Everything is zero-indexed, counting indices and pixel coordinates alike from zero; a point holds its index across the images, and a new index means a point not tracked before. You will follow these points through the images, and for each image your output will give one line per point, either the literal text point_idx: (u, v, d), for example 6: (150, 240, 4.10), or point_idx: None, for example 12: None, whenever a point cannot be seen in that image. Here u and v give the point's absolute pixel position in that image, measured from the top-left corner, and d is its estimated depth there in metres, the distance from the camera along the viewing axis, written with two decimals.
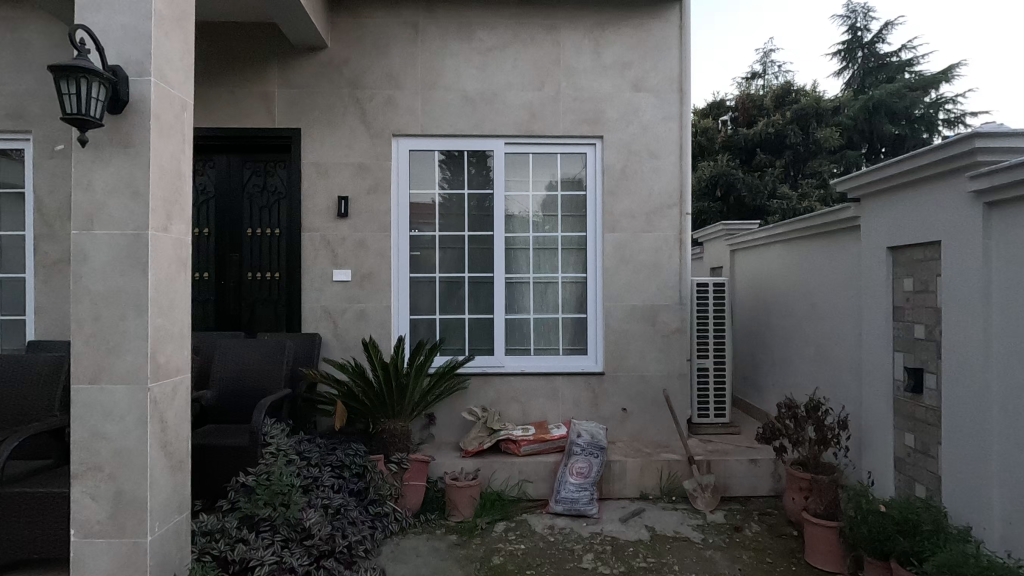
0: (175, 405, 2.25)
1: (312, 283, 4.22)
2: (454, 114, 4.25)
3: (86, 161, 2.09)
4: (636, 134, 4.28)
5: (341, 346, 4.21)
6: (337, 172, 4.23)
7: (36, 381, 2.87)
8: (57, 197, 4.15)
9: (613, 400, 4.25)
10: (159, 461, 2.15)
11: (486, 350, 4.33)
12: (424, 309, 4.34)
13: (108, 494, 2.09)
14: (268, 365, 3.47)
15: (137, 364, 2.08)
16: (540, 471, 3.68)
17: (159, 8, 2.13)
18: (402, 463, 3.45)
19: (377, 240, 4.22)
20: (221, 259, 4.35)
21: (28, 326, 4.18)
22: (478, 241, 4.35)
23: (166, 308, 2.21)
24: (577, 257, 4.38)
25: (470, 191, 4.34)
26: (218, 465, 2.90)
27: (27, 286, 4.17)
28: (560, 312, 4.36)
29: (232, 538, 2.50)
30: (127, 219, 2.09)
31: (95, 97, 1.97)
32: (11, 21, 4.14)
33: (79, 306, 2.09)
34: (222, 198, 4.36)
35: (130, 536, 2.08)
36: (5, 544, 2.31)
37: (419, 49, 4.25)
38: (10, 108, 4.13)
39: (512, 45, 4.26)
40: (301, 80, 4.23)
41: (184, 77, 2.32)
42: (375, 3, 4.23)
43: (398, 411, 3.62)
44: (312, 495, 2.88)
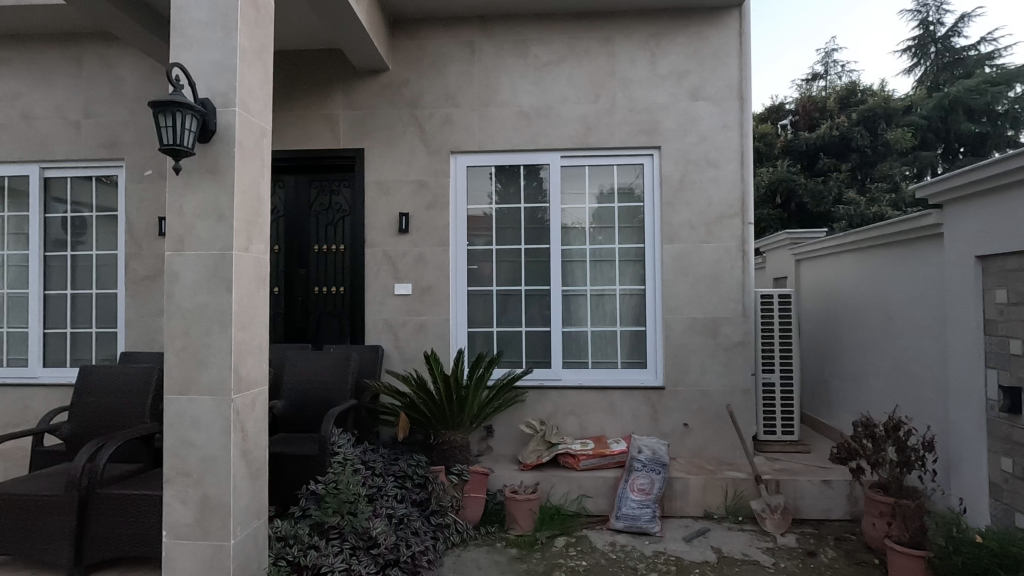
0: (254, 415, 2.37)
1: (374, 297, 4.36)
2: (510, 130, 4.32)
3: (178, 188, 2.25)
4: (694, 144, 4.20)
5: (402, 358, 4.32)
6: (398, 190, 4.37)
7: (127, 390, 3.09)
8: (145, 218, 4.49)
9: (674, 415, 4.16)
10: (241, 468, 2.27)
11: (543, 363, 4.34)
12: (481, 322, 4.39)
13: (196, 498, 2.22)
14: (335, 377, 3.61)
15: (221, 377, 2.21)
16: (599, 486, 3.63)
17: (243, 43, 2.29)
18: (462, 475, 3.44)
19: (435, 255, 4.32)
20: (290, 275, 4.57)
21: (119, 337, 4.53)
22: (535, 254, 4.38)
23: (248, 323, 2.34)
24: (633, 269, 4.33)
25: (526, 204, 4.39)
26: (289, 472, 3.03)
27: (119, 301, 4.53)
28: (617, 324, 4.31)
29: (305, 543, 2.61)
30: (214, 241, 2.23)
31: (188, 128, 2.13)
32: (108, 59, 4.55)
33: (171, 321, 2.25)
34: (291, 217, 4.58)
35: (214, 539, 2.21)
36: (104, 542, 2.50)
37: (476, 67, 4.35)
38: (105, 138, 4.52)
39: (567, 59, 4.30)
40: (364, 102, 4.41)
41: (264, 106, 2.47)
42: (433, 26, 4.38)
43: (457, 423, 3.67)
44: (377, 504, 2.94)
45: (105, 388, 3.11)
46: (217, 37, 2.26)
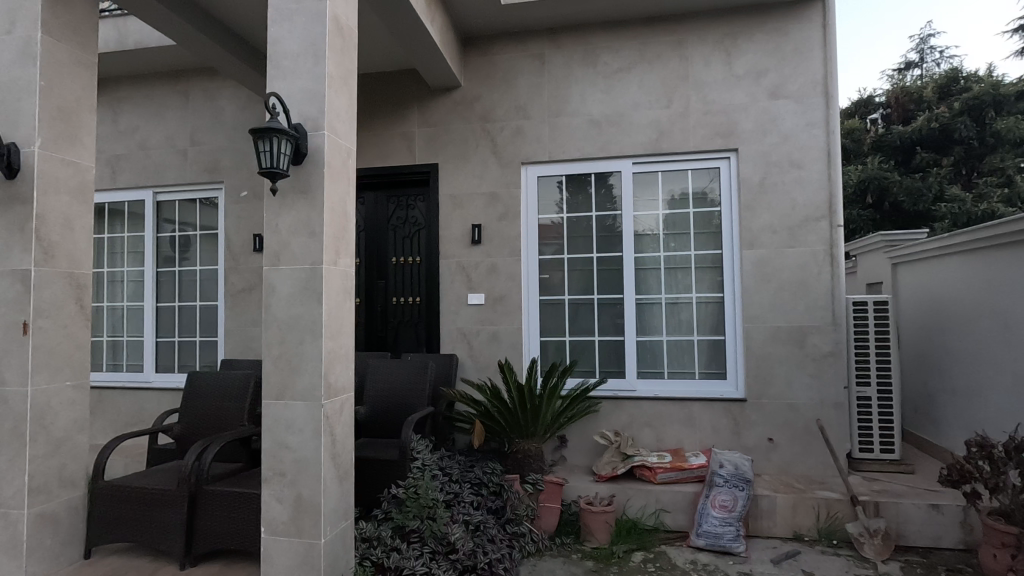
0: (342, 420, 2.50)
1: (449, 307, 4.48)
2: (580, 139, 4.32)
3: (274, 207, 2.43)
4: (775, 144, 4.01)
5: (476, 367, 4.40)
6: (471, 202, 4.48)
7: (228, 394, 3.35)
8: (242, 235, 4.86)
9: (757, 428, 3.96)
10: (330, 470, 2.39)
11: (618, 373, 4.27)
12: (554, 331, 4.39)
13: (290, 498, 2.36)
14: (413, 385, 3.73)
15: (313, 384, 2.35)
16: (678, 501, 3.52)
17: (330, 70, 2.44)
18: (537, 484, 3.46)
19: (508, 265, 4.38)
20: (370, 286, 4.79)
21: (220, 346, 4.92)
22: (607, 262, 4.33)
23: (336, 333, 2.47)
24: (711, 276, 4.18)
25: (598, 212, 4.36)
26: (370, 476, 3.13)
27: (219, 312, 4.92)
28: (694, 333, 4.17)
29: (388, 546, 2.70)
30: (306, 256, 2.39)
31: (283, 152, 2.28)
32: (210, 92, 4.99)
33: (269, 331, 2.41)
34: (371, 231, 4.81)
35: (307, 537, 2.34)
36: (210, 535, 2.71)
37: (545, 79, 4.40)
38: (207, 163, 4.95)
39: (638, 65, 4.25)
40: (438, 118, 4.57)
41: (350, 128, 2.62)
42: (504, 41, 4.47)
43: (532, 432, 3.69)
44: (454, 510, 3.00)
45: (210, 392, 3.39)
46: (308, 66, 2.43)
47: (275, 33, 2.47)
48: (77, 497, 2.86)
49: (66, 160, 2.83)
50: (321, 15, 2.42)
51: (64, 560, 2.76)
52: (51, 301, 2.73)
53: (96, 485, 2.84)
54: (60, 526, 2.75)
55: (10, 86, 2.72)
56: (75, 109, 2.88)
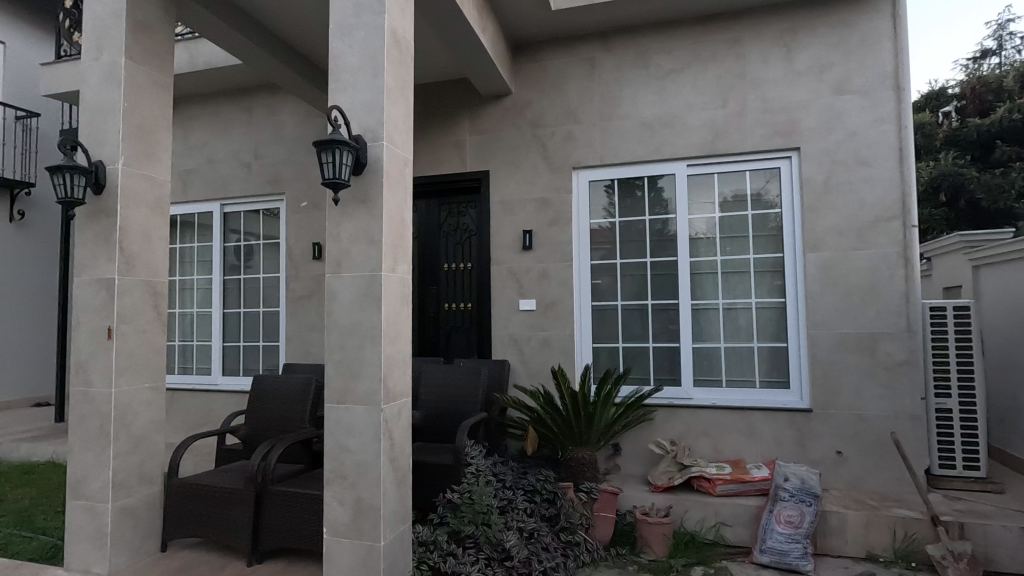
0: (400, 424, 2.55)
1: (501, 312, 4.49)
2: (633, 142, 4.25)
3: (336, 217, 2.50)
4: (840, 142, 3.83)
5: (528, 373, 4.39)
6: (522, 208, 4.48)
7: (291, 397, 3.48)
8: (301, 244, 5.05)
9: (824, 440, 3.76)
10: (389, 474, 2.44)
11: (673, 381, 4.16)
12: (607, 337, 4.33)
13: (351, 499, 2.42)
14: (467, 390, 3.75)
15: (373, 388, 2.40)
16: (739, 515, 3.38)
17: (389, 82, 2.50)
18: (591, 492, 3.43)
19: (559, 270, 4.36)
20: (423, 292, 4.86)
21: (281, 350, 5.12)
22: (661, 267, 4.24)
23: (394, 338, 2.52)
24: (772, 280, 4.01)
25: (651, 216, 4.28)
26: (425, 480, 3.16)
27: (281, 318, 5.12)
28: (754, 340, 4.02)
29: (444, 550, 2.72)
30: (366, 263, 2.44)
31: (345, 162, 2.35)
32: (273, 107, 5.23)
33: (330, 336, 2.48)
34: (424, 238, 4.89)
35: (367, 539, 2.38)
36: (275, 533, 2.81)
37: (596, 83, 4.36)
38: (270, 175, 5.18)
39: (692, 65, 4.15)
40: (489, 126, 4.61)
41: (407, 137, 2.68)
42: (554, 47, 4.47)
43: (585, 439, 3.64)
44: (508, 516, 3.00)
45: (274, 396, 3.52)
46: (368, 79, 2.49)
47: (336, 49, 2.55)
48: (154, 493, 3.03)
49: (145, 176, 3.01)
50: (380, 29, 2.49)
51: (142, 552, 2.92)
52: (131, 308, 2.91)
53: (172, 482, 3.00)
54: (139, 520, 2.92)
55: (97, 108, 2.93)
56: (153, 127, 3.07)
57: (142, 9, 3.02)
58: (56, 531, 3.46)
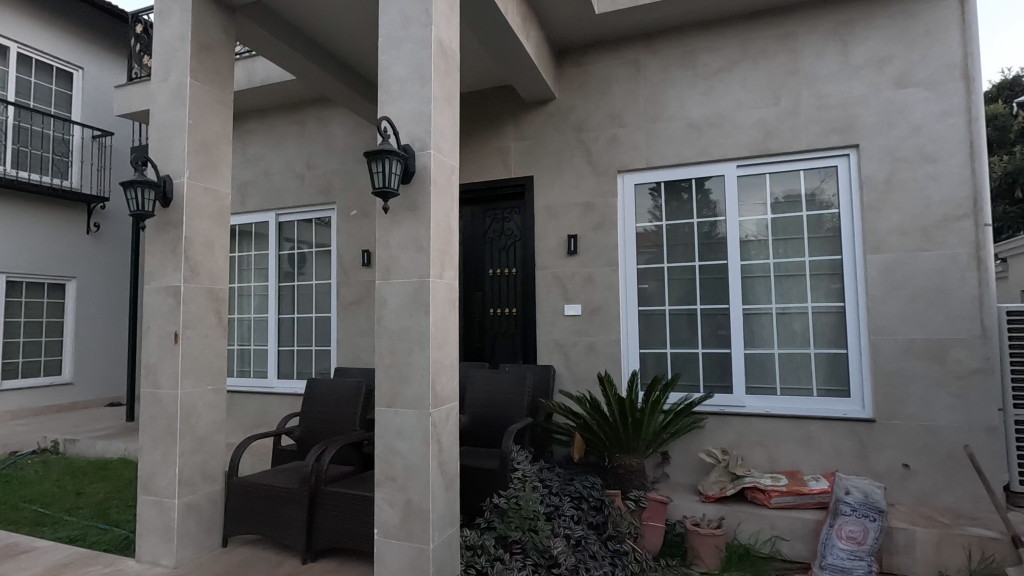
0: (448, 428, 2.58)
1: (546, 317, 4.49)
2: (680, 143, 4.18)
3: (385, 224, 2.56)
4: (903, 137, 3.64)
5: (574, 378, 4.36)
6: (566, 212, 4.47)
7: (342, 400, 3.58)
8: (351, 251, 5.20)
9: (889, 452, 3.57)
10: (438, 477, 2.47)
11: (724, 388, 4.04)
12: (654, 343, 4.25)
13: (401, 501, 2.46)
14: (512, 395, 3.76)
15: (422, 392, 2.44)
16: (797, 529, 3.25)
17: (436, 91, 2.55)
18: (639, 501, 3.34)
19: (605, 275, 4.32)
20: (468, 297, 4.91)
21: (332, 355, 5.29)
22: (710, 271, 4.13)
23: (442, 343, 2.56)
24: (829, 284, 3.84)
25: (700, 218, 4.18)
26: (472, 485, 3.18)
27: (332, 323, 5.29)
28: (811, 346, 3.85)
29: (492, 555, 2.73)
30: (414, 269, 2.49)
31: (394, 171, 2.41)
32: (324, 119, 5.42)
33: (380, 341, 2.54)
34: (469, 244, 4.95)
35: (416, 541, 2.42)
36: (329, 533, 2.89)
37: (641, 85, 4.31)
38: (321, 185, 5.37)
39: (741, 63, 4.04)
40: (533, 131, 4.63)
41: (453, 145, 2.72)
42: (598, 51, 4.45)
43: (633, 447, 3.57)
44: (555, 523, 2.98)
45: (326, 399, 3.63)
46: (415, 89, 2.55)
47: (385, 61, 2.62)
48: (216, 490, 3.17)
49: (208, 188, 3.17)
50: (426, 41, 2.54)
51: (206, 547, 3.06)
52: (195, 314, 3.07)
53: (232, 481, 3.14)
54: (203, 516, 3.07)
55: (165, 126, 3.11)
56: (215, 142, 3.23)
57: (205, 30, 3.20)
58: (129, 524, 3.68)
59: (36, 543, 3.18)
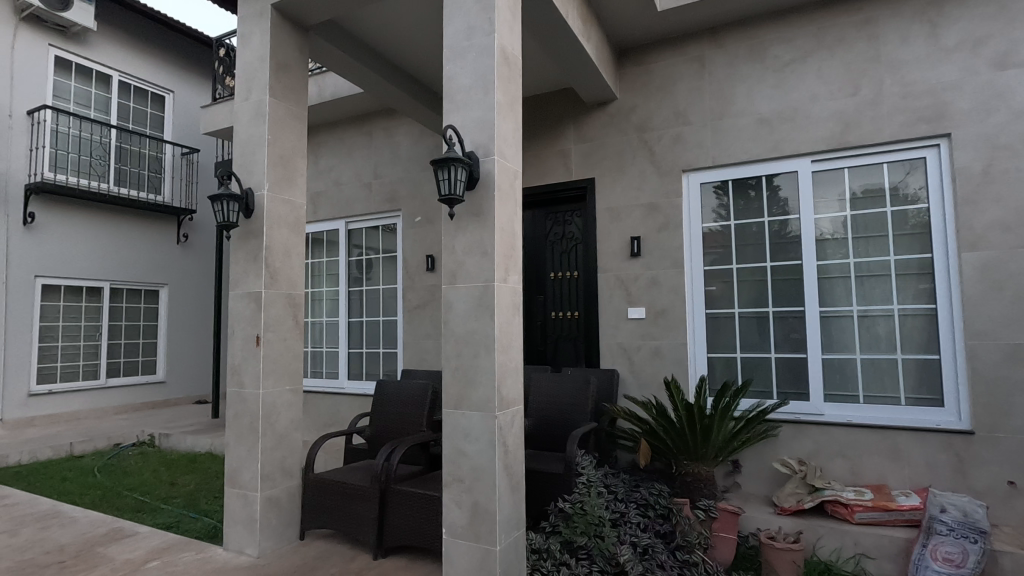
0: (514, 431, 2.60)
1: (609, 321, 4.43)
2: (749, 140, 4.02)
3: (451, 230, 2.62)
4: (1004, 124, 3.32)
5: (638, 383, 4.28)
6: (629, 214, 4.40)
7: (409, 402, 3.68)
8: (416, 256, 5.35)
9: (992, 469, 3.26)
10: (504, 480, 2.49)
11: (800, 395, 3.83)
12: (723, 347, 4.10)
13: (468, 502, 2.50)
14: (576, 399, 3.74)
15: (488, 394, 2.47)
16: (884, 547, 3.05)
17: (499, 98, 2.59)
18: (709, 510, 3.25)
19: (670, 277, 4.22)
20: (530, 301, 4.93)
21: (399, 357, 5.45)
22: (784, 272, 3.93)
23: (507, 346, 2.58)
24: (918, 284, 3.57)
25: (771, 217, 4.00)
26: (537, 489, 3.18)
27: (398, 326, 5.46)
28: (898, 351, 3.59)
29: (557, 559, 2.71)
30: (479, 274, 2.53)
31: (459, 178, 2.46)
32: (390, 130, 5.62)
33: (447, 345, 2.59)
34: (530, 247, 4.97)
35: (483, 542, 2.45)
36: (398, 530, 2.98)
37: (707, 81, 4.19)
38: (388, 193, 5.56)
39: (815, 53, 3.84)
40: (594, 133, 4.59)
41: (516, 151, 2.75)
42: (660, 48, 4.37)
43: (702, 454, 3.45)
44: (621, 530, 2.92)
45: (394, 400, 3.75)
46: (479, 97, 2.60)
47: (449, 71, 2.68)
48: (294, 486, 3.34)
49: (286, 200, 3.36)
50: (490, 49, 2.58)
51: (285, 539, 3.23)
52: (275, 318, 3.25)
53: (309, 477, 3.30)
54: (282, 509, 3.24)
55: (247, 142, 3.33)
56: (292, 155, 3.42)
57: (282, 51, 3.39)
58: (216, 514, 3.95)
59: (138, 528, 3.47)
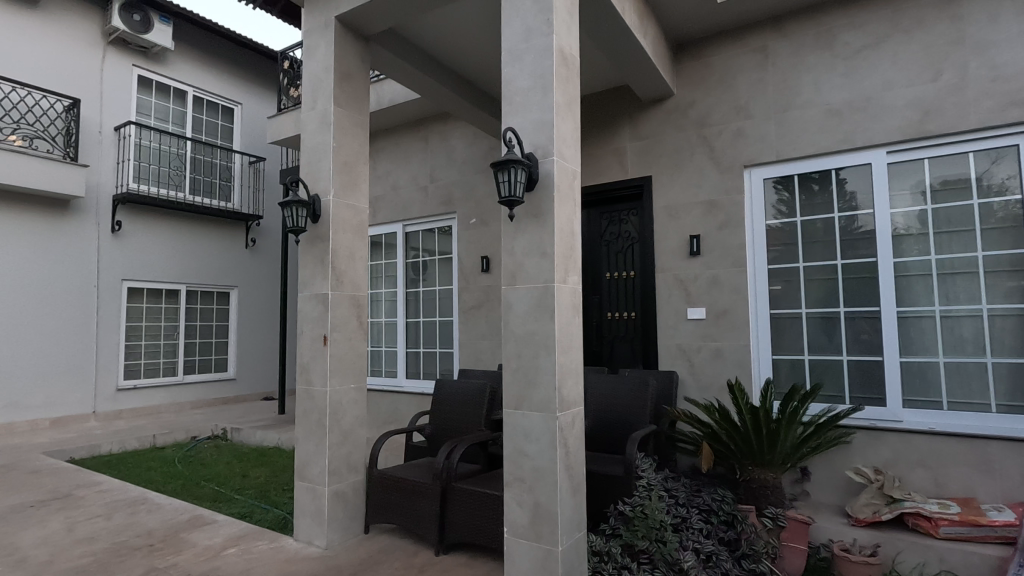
0: (574, 432, 2.59)
1: (668, 321, 4.35)
2: (817, 132, 3.84)
3: (510, 231, 2.64)
4: None
5: (699, 386, 4.17)
6: (688, 212, 4.30)
7: (467, 401, 3.74)
8: (471, 257, 5.42)
9: None
10: (565, 482, 2.49)
11: (876, 401, 3.61)
12: (789, 349, 3.93)
13: (529, 503, 2.51)
14: (634, 401, 3.68)
15: (549, 395, 2.48)
16: (973, 565, 2.85)
17: (558, 99, 2.59)
18: (777, 519, 3.10)
19: (732, 277, 4.08)
20: (586, 301, 4.90)
21: (455, 357, 5.55)
22: (856, 269, 3.72)
23: (567, 347, 2.58)
24: (1009, 282, 3.30)
25: (841, 212, 3.80)
26: (596, 490, 3.15)
27: (454, 326, 5.55)
28: (987, 354, 3.34)
29: (619, 563, 2.68)
30: (539, 274, 2.54)
31: (518, 179, 2.47)
32: (445, 133, 5.72)
33: (508, 345, 2.61)
34: (585, 247, 4.94)
35: (545, 543, 2.45)
36: (460, 527, 3.03)
37: (770, 72, 4.03)
38: (443, 196, 5.66)
39: (890, 37, 3.63)
40: (651, 130, 4.51)
41: (575, 151, 2.73)
42: (720, 41, 4.24)
43: (769, 460, 3.29)
44: (683, 535, 2.86)
45: (452, 399, 3.82)
46: (538, 99, 2.61)
47: (508, 74, 2.71)
48: (359, 481, 3.46)
49: (350, 205, 3.48)
50: (548, 50, 2.59)
51: (351, 532, 3.35)
52: (340, 319, 3.37)
53: (372, 473, 3.40)
54: (348, 503, 3.36)
55: (313, 150, 3.47)
56: (355, 162, 3.54)
57: (346, 61, 3.52)
58: (286, 505, 4.14)
59: (216, 516, 3.69)
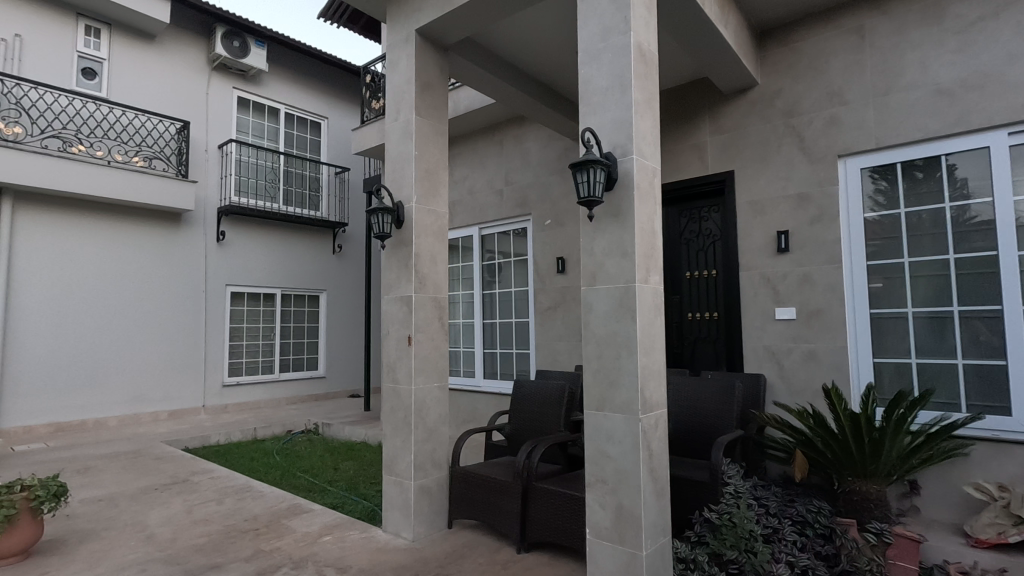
0: (658, 435, 2.54)
1: (754, 322, 4.15)
2: (924, 115, 3.52)
3: (589, 231, 2.63)
4: None
5: (790, 389, 3.96)
6: (776, 207, 4.09)
7: (546, 402, 3.76)
8: (547, 258, 5.44)
9: None
10: (649, 485, 2.45)
11: (1000, 409, 3.25)
12: (893, 351, 3.63)
13: (612, 505, 2.49)
14: (719, 404, 3.54)
15: (630, 397, 2.44)
16: None
17: (636, 96, 2.55)
18: (883, 535, 2.91)
19: (825, 274, 3.83)
20: (666, 301, 4.78)
21: (531, 357, 5.59)
22: (973, 264, 3.37)
23: (649, 348, 2.53)
24: None
25: (953, 202, 3.46)
26: (681, 495, 3.06)
27: (530, 327, 5.59)
28: None
29: (707, 572, 2.57)
30: (620, 274, 2.51)
31: (597, 179, 2.47)
32: (519, 136, 5.78)
33: (588, 346, 2.61)
34: (665, 246, 4.82)
35: (629, 546, 2.42)
36: (541, 527, 3.05)
37: (867, 54, 3.75)
38: (518, 199, 5.73)
39: (1011, 6, 3.27)
40: (734, 122, 4.34)
41: (655, 148, 2.68)
42: (809, 24, 4.00)
43: (872, 471, 3.08)
44: (775, 547, 2.71)
45: (531, 399, 3.85)
46: (616, 97, 2.58)
47: (585, 74, 2.70)
48: (442, 477, 3.57)
49: (431, 210, 3.61)
50: (626, 47, 2.56)
51: (435, 525, 3.47)
52: (424, 320, 3.50)
53: (455, 470, 3.51)
54: (433, 498, 3.48)
55: (397, 158, 3.63)
56: (436, 168, 3.67)
57: (426, 72, 3.66)
58: (374, 498, 4.35)
59: (312, 505, 3.94)
